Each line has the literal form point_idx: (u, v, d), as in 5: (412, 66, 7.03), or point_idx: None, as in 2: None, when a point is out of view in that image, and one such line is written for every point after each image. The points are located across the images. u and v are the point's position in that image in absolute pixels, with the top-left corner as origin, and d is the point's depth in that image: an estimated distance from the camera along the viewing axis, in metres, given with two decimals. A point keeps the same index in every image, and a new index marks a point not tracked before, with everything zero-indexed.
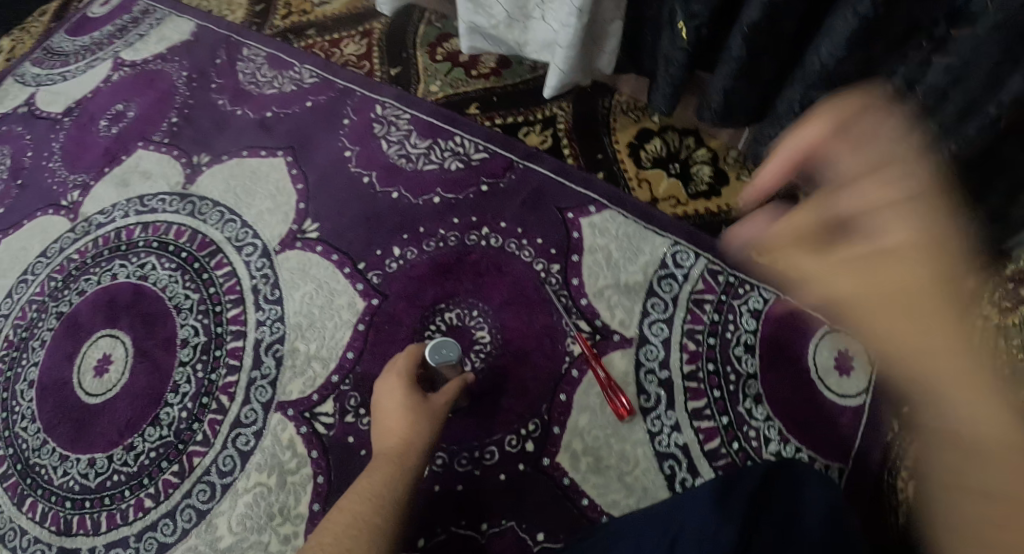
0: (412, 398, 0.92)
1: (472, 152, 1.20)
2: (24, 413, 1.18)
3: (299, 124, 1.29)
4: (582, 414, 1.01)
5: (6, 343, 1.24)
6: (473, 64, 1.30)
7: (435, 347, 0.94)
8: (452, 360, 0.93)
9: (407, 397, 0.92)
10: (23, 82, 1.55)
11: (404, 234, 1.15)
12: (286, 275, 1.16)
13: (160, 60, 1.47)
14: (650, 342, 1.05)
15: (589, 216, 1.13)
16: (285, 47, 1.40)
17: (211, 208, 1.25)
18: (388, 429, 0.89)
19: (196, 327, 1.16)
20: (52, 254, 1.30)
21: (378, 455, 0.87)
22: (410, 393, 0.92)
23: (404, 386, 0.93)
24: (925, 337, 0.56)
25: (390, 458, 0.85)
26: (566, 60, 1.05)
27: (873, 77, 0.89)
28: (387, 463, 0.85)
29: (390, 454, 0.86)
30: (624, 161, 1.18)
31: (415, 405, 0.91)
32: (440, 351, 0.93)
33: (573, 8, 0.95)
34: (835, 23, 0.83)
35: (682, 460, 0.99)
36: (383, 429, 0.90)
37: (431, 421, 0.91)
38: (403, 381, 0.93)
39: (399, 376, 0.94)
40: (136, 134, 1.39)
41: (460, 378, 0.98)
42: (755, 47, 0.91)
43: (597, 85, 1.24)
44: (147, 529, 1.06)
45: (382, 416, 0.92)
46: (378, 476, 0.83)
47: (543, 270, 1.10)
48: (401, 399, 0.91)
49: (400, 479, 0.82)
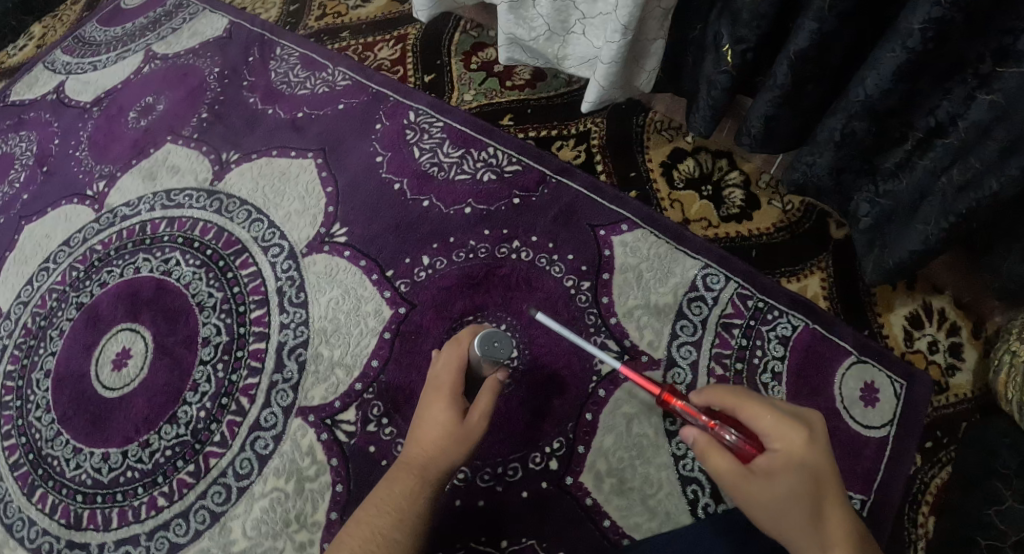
0: (453, 408, 0.84)
1: (505, 164, 1.19)
2: (39, 403, 1.17)
3: (331, 127, 1.29)
4: (607, 434, 1.00)
5: (24, 330, 1.24)
6: (508, 75, 1.29)
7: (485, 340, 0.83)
8: (501, 355, 0.83)
9: (446, 407, 0.84)
10: (54, 69, 1.56)
11: (434, 244, 1.15)
12: (312, 278, 1.16)
13: (192, 55, 1.46)
14: (678, 365, 1.05)
15: (621, 234, 1.12)
16: (318, 48, 1.39)
17: (239, 206, 1.25)
18: (421, 438, 0.83)
19: (218, 327, 1.15)
20: (75, 244, 1.30)
21: (402, 463, 0.83)
22: (452, 403, 0.84)
23: (449, 393, 0.84)
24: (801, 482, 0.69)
25: (411, 471, 0.82)
26: (607, 77, 1.03)
27: (915, 110, 0.87)
28: (408, 475, 0.81)
29: (413, 466, 0.82)
30: (657, 180, 1.17)
31: (453, 419, 0.83)
32: (487, 345, 0.83)
33: (619, 25, 0.93)
34: (882, 55, 0.80)
35: (705, 484, 0.96)
36: (414, 436, 0.84)
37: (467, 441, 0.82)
38: (448, 387, 0.85)
39: (445, 379, 0.85)
40: (165, 127, 1.38)
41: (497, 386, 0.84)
42: (799, 76, 0.90)
43: (632, 101, 1.23)
44: (159, 528, 1.05)
45: (421, 423, 0.85)
46: (398, 485, 0.81)
47: (573, 286, 1.09)
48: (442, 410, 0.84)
49: (420, 493, 0.80)
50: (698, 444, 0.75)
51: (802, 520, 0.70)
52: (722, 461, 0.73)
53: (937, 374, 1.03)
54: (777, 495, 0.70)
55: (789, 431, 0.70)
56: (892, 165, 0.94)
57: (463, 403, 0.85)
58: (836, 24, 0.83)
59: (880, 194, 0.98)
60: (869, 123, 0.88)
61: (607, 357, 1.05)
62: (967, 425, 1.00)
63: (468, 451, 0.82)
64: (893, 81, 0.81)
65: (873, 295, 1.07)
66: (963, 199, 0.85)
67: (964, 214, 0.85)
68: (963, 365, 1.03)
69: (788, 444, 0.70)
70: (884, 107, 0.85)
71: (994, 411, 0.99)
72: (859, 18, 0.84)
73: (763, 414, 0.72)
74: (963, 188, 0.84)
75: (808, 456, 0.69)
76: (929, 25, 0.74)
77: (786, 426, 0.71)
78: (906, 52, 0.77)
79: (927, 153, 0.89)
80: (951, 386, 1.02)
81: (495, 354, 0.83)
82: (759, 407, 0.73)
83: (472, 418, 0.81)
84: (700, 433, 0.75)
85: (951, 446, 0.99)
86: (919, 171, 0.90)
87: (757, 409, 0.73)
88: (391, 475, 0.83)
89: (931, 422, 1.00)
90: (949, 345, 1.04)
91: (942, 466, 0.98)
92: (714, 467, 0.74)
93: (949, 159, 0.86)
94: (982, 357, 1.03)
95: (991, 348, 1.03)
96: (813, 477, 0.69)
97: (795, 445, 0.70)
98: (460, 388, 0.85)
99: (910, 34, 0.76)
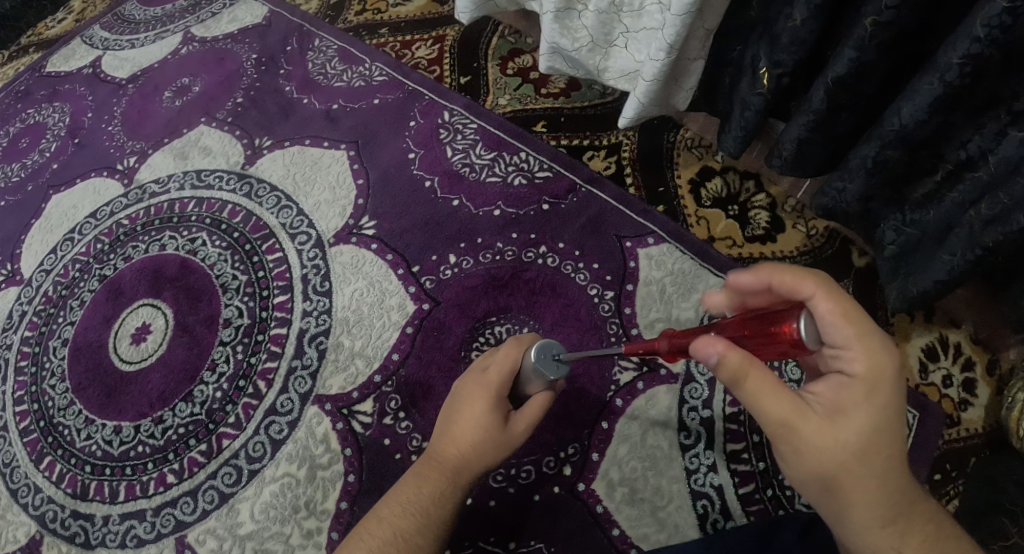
0: (495, 412, 0.82)
1: (536, 169, 1.20)
2: (54, 370, 1.18)
3: (366, 121, 1.30)
4: (621, 444, 1.00)
5: (45, 298, 1.25)
6: (543, 82, 1.30)
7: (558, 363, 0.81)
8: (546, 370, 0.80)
9: (488, 407, 0.82)
10: (91, 44, 1.58)
11: (461, 243, 1.15)
12: (337, 268, 1.17)
13: (230, 40, 1.48)
14: (695, 380, 1.03)
15: (647, 247, 1.12)
16: (357, 43, 1.40)
17: (268, 192, 1.26)
18: (454, 436, 0.82)
19: (240, 309, 1.16)
20: (102, 217, 1.31)
21: (431, 460, 0.83)
22: (493, 408, 0.82)
23: (494, 395, 0.82)
24: (856, 431, 0.62)
25: (443, 472, 0.81)
26: (648, 93, 1.03)
27: (946, 143, 0.88)
28: (439, 476, 0.81)
29: (446, 466, 0.82)
30: (684, 197, 1.17)
31: (494, 424, 0.82)
32: (543, 355, 0.81)
33: (664, 44, 0.94)
34: (919, 86, 0.81)
35: (715, 501, 0.97)
36: (448, 433, 0.83)
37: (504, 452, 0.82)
38: (495, 388, 0.82)
39: (492, 379, 0.83)
40: (199, 109, 1.40)
41: (545, 396, 0.84)
42: (836, 101, 0.91)
43: (664, 117, 1.24)
44: (166, 505, 1.05)
45: (455, 420, 0.83)
46: (428, 487, 0.81)
47: (597, 295, 1.10)
48: (483, 415, 0.82)
49: (451, 498, 0.81)
50: (716, 364, 0.63)
51: (870, 468, 0.63)
52: (779, 395, 0.63)
53: (949, 407, 1.03)
54: (852, 442, 0.62)
55: (878, 355, 0.62)
56: (921, 196, 0.95)
57: (503, 408, 0.83)
58: (876, 55, 0.83)
59: (906, 223, 0.98)
60: (902, 152, 0.88)
61: (626, 367, 1.05)
62: (975, 460, 1.00)
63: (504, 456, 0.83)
64: (928, 112, 0.81)
65: (890, 325, 1.08)
66: (990, 232, 0.83)
67: (990, 247, 0.84)
68: (976, 400, 1.03)
69: (872, 366, 0.62)
70: (918, 138, 0.86)
71: (1004, 448, 0.99)
72: (898, 50, 0.84)
73: (855, 319, 0.61)
74: (990, 222, 0.83)
75: (891, 388, 0.63)
76: (968, 60, 0.75)
77: (873, 342, 0.62)
78: (943, 85, 0.78)
79: (956, 185, 0.90)
80: (963, 421, 1.02)
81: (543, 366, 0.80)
82: (852, 307, 0.61)
83: (517, 429, 0.82)
84: (723, 345, 0.62)
85: (959, 480, 0.99)
86: (947, 203, 0.91)
87: (839, 309, 0.61)
88: (418, 473, 0.83)
89: (942, 454, 1.00)
90: (963, 380, 1.04)
91: (949, 499, 0.98)
92: (748, 395, 0.64)
93: (977, 192, 0.86)
94: (995, 395, 1.03)
95: (1004, 387, 1.03)
96: (888, 409, 0.63)
97: (881, 370, 0.62)
98: (504, 391, 0.83)
99: (949, 68, 0.77)
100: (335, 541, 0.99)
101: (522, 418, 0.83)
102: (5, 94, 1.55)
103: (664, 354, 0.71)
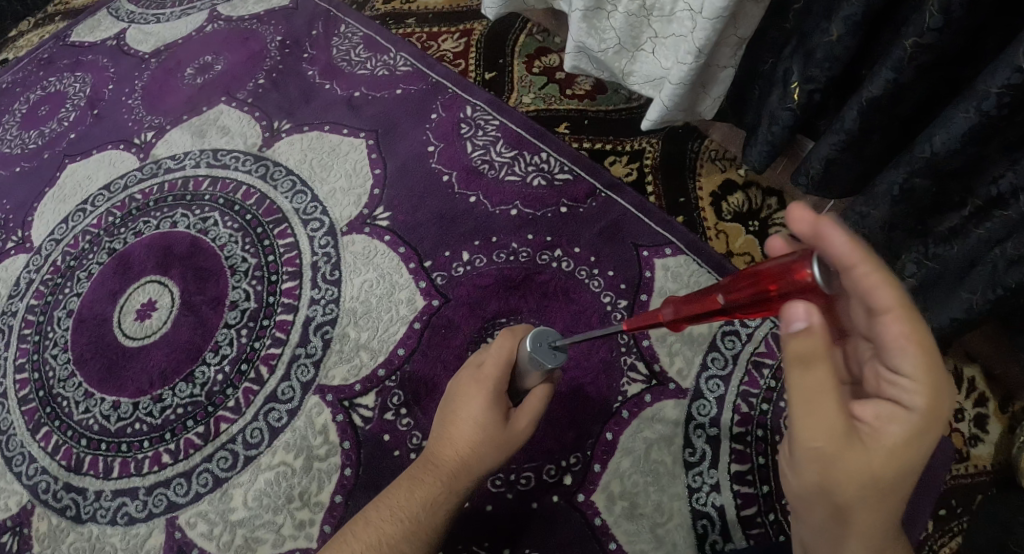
0: (494, 410, 0.80)
1: (557, 171, 1.18)
2: (56, 340, 1.17)
3: (387, 111, 1.29)
4: (624, 457, 0.98)
5: (53, 267, 1.24)
6: (569, 83, 1.28)
7: (556, 353, 0.75)
8: (541, 354, 0.74)
9: (485, 407, 0.80)
10: (117, 16, 1.57)
11: (475, 241, 1.14)
12: (348, 258, 1.15)
13: (256, 21, 1.47)
14: (704, 397, 1.01)
15: (664, 258, 1.10)
16: (383, 31, 1.39)
17: (284, 175, 1.25)
18: (452, 436, 0.81)
19: (248, 292, 1.15)
20: (115, 190, 1.30)
21: (427, 464, 0.81)
22: (492, 403, 0.80)
23: (490, 391, 0.80)
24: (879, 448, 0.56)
25: (438, 476, 0.80)
26: (672, 97, 1.01)
27: (977, 177, 0.84)
28: (433, 481, 0.79)
29: (442, 471, 0.80)
30: (705, 209, 1.14)
31: (495, 421, 0.79)
32: (540, 345, 0.75)
33: (694, 48, 0.92)
34: (954, 114, 0.78)
35: (716, 521, 0.94)
36: (446, 436, 0.81)
37: (503, 451, 0.80)
38: (490, 385, 0.80)
39: (489, 372, 0.80)
40: (220, 88, 1.38)
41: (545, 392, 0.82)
42: (867, 123, 0.88)
43: (689, 127, 1.21)
44: (160, 485, 1.04)
45: (451, 421, 0.82)
46: (421, 492, 0.79)
47: (610, 303, 1.07)
48: (480, 409, 0.80)
49: (444, 506, 0.79)
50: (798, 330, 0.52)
51: (899, 501, 0.58)
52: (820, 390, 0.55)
53: (959, 442, 1.00)
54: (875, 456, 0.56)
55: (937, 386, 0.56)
56: (946, 230, 0.91)
57: (501, 403, 0.81)
58: (913, 78, 0.81)
59: (928, 257, 0.94)
60: (931, 182, 0.86)
61: (634, 379, 1.02)
62: (982, 498, 0.97)
63: (504, 456, 0.80)
64: (962, 141, 0.79)
65: None
66: (1014, 272, 0.81)
67: (1013, 288, 0.81)
68: (987, 437, 1.00)
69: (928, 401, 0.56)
70: (949, 166, 0.83)
71: (1012, 487, 0.96)
72: (934, 74, 0.82)
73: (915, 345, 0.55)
74: (1016, 262, 0.80)
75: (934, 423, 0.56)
76: (1007, 89, 0.72)
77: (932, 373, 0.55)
78: (980, 115, 0.75)
79: (982, 223, 0.86)
80: (971, 456, 0.99)
81: (538, 349, 0.74)
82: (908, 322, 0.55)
83: (515, 429, 0.80)
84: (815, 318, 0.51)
85: (964, 517, 0.96)
86: (972, 240, 0.87)
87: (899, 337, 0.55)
88: (411, 478, 0.81)
89: (947, 489, 0.98)
90: (974, 415, 1.02)
91: (952, 536, 0.96)
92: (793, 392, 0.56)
93: (1005, 232, 0.83)
94: (1006, 433, 1.00)
95: (1016, 425, 1.00)
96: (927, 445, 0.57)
97: (936, 408, 0.56)
98: (501, 386, 0.80)
99: (986, 97, 0.74)
100: (327, 533, 0.97)
101: (522, 414, 0.81)
102: (28, 60, 1.54)
103: (668, 325, 0.65)
